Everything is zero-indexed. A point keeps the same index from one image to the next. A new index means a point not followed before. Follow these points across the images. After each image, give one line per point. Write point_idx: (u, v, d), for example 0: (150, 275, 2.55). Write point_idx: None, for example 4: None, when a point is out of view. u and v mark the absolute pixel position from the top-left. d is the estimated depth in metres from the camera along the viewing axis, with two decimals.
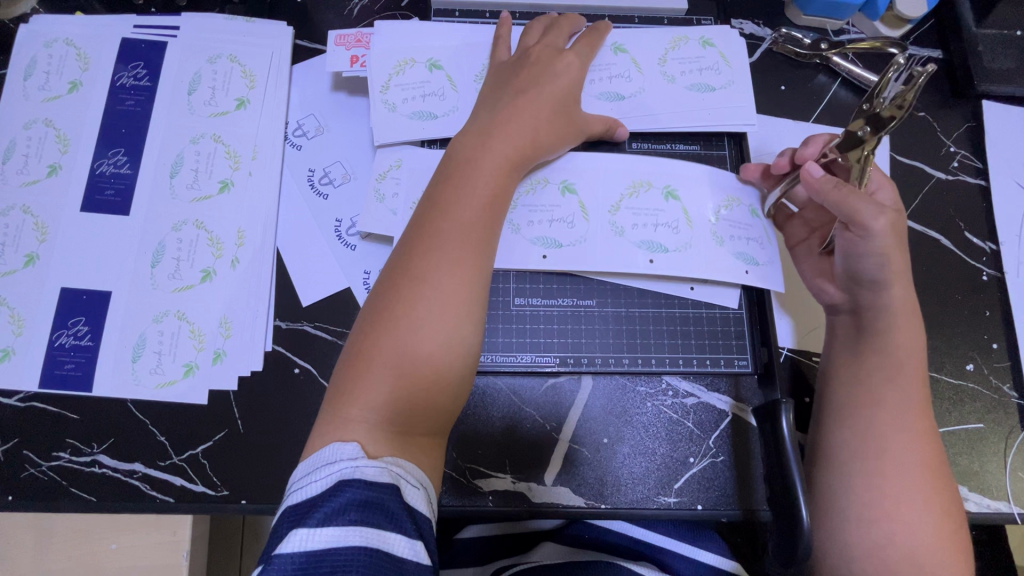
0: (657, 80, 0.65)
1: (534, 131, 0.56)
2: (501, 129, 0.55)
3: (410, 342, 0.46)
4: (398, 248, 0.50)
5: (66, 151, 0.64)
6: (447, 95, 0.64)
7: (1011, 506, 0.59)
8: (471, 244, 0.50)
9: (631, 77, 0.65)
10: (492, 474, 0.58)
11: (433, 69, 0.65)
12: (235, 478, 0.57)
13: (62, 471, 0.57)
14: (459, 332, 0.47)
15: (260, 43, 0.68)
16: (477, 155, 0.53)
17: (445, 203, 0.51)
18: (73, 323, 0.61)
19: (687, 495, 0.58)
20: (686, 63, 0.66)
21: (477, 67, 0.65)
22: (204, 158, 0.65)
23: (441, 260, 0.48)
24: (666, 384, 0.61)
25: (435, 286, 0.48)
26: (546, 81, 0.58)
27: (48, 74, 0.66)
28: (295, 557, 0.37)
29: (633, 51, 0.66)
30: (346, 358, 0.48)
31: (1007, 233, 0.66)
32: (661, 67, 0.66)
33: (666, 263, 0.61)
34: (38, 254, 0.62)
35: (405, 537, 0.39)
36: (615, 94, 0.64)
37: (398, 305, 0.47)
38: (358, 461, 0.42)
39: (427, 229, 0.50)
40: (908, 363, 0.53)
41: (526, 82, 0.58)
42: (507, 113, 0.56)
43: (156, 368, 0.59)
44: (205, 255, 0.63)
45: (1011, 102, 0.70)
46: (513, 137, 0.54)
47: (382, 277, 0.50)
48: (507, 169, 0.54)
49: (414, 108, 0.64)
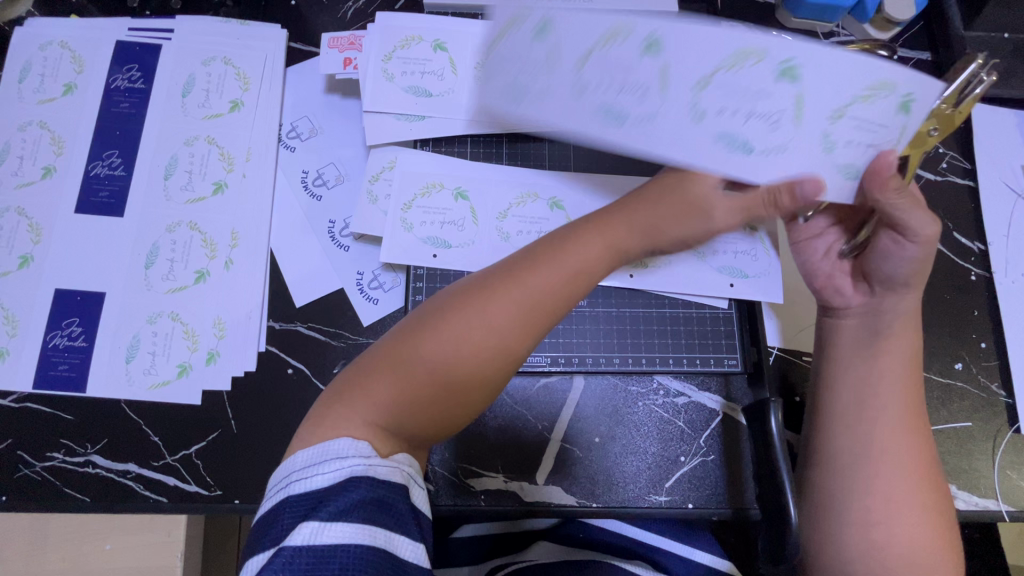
0: (812, 146, 0.43)
1: (630, 241, 0.45)
2: (617, 223, 0.45)
3: (440, 360, 0.42)
4: (486, 273, 0.45)
5: (61, 153, 0.65)
6: (648, 97, 0.42)
7: (1000, 504, 0.59)
8: (537, 320, 0.43)
9: (779, 122, 0.41)
10: (485, 473, 0.59)
11: (649, 52, 0.39)
12: (228, 479, 0.57)
13: (56, 471, 0.57)
14: (481, 377, 0.43)
15: (254, 46, 0.68)
16: (584, 230, 0.45)
17: (543, 263, 0.43)
18: (67, 324, 0.61)
19: (678, 494, 0.58)
20: (862, 129, 0.42)
21: (698, 73, 0.40)
22: (198, 160, 0.65)
23: (509, 319, 0.42)
24: (657, 383, 0.61)
25: (491, 338, 0.42)
26: (696, 221, 0.45)
27: (44, 77, 0.66)
28: (305, 551, 0.37)
29: (678, 44, 0.39)
30: (385, 340, 0.45)
31: (995, 233, 0.66)
32: (825, 128, 0.42)
33: (644, 279, 0.62)
34: (33, 255, 0.62)
35: (409, 539, 0.40)
36: (743, 143, 0.43)
37: (447, 333, 0.42)
38: (370, 459, 0.40)
39: (515, 274, 0.43)
40: (907, 368, 0.50)
41: (673, 218, 0.45)
42: (656, 216, 0.45)
43: (149, 369, 0.60)
44: (199, 256, 0.63)
45: (999, 104, 0.70)
46: (617, 241, 0.44)
47: (436, 295, 0.46)
48: (607, 260, 0.44)
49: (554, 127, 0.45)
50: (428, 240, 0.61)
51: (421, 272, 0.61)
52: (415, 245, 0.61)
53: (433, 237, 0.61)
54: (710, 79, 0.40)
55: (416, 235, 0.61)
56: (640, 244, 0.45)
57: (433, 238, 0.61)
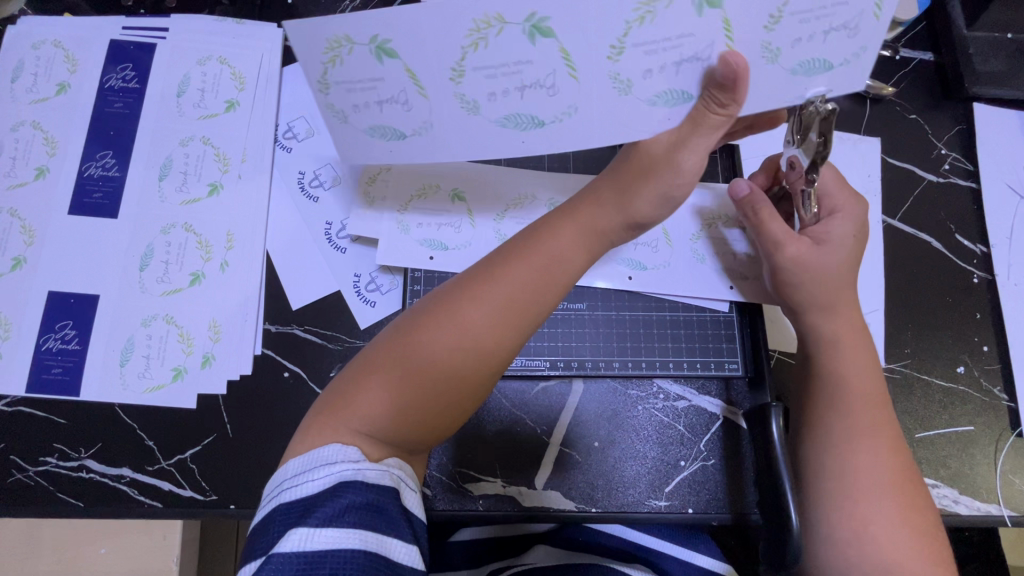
0: (754, 57, 0.43)
1: (604, 217, 0.48)
2: (582, 209, 0.48)
3: (423, 359, 0.43)
4: (455, 280, 0.47)
5: (54, 154, 0.64)
6: (561, 89, 0.45)
7: (1002, 509, 0.59)
8: (517, 311, 0.45)
9: (710, 58, 0.43)
10: (483, 478, 0.58)
11: (538, 38, 0.41)
12: (223, 483, 0.56)
13: (49, 475, 0.57)
14: (472, 373, 0.44)
15: (250, 46, 0.67)
16: (554, 221, 0.48)
17: (515, 258, 0.46)
18: (60, 327, 0.60)
19: (678, 499, 0.58)
20: (808, 23, 0.42)
21: (612, 39, 0.42)
22: (193, 160, 0.64)
23: (488, 312, 0.44)
24: (656, 387, 0.61)
25: (472, 331, 0.44)
26: (662, 171, 0.47)
27: (36, 76, 0.66)
28: (296, 557, 0.36)
29: (565, 34, 0.41)
30: (364, 355, 0.46)
31: (998, 235, 0.66)
32: (765, 36, 0.42)
33: (642, 281, 0.62)
34: (26, 257, 0.61)
35: (403, 542, 0.39)
36: (680, 95, 0.45)
37: (426, 332, 0.44)
38: (359, 463, 0.40)
39: (489, 273, 0.46)
40: (866, 378, 0.50)
41: (638, 180, 0.47)
42: (620, 182, 0.48)
43: (144, 373, 0.59)
44: (194, 258, 0.62)
45: (1003, 105, 0.69)
46: (588, 219, 0.48)
47: (415, 304, 0.47)
48: (582, 243, 0.48)
49: (503, 112, 0.46)
50: (373, 133, 0.48)
51: (418, 274, 0.60)
52: (360, 140, 0.48)
53: (380, 127, 0.47)
54: (626, 39, 0.42)
55: (357, 126, 0.47)
56: (612, 216, 0.48)
57: (378, 129, 0.47)
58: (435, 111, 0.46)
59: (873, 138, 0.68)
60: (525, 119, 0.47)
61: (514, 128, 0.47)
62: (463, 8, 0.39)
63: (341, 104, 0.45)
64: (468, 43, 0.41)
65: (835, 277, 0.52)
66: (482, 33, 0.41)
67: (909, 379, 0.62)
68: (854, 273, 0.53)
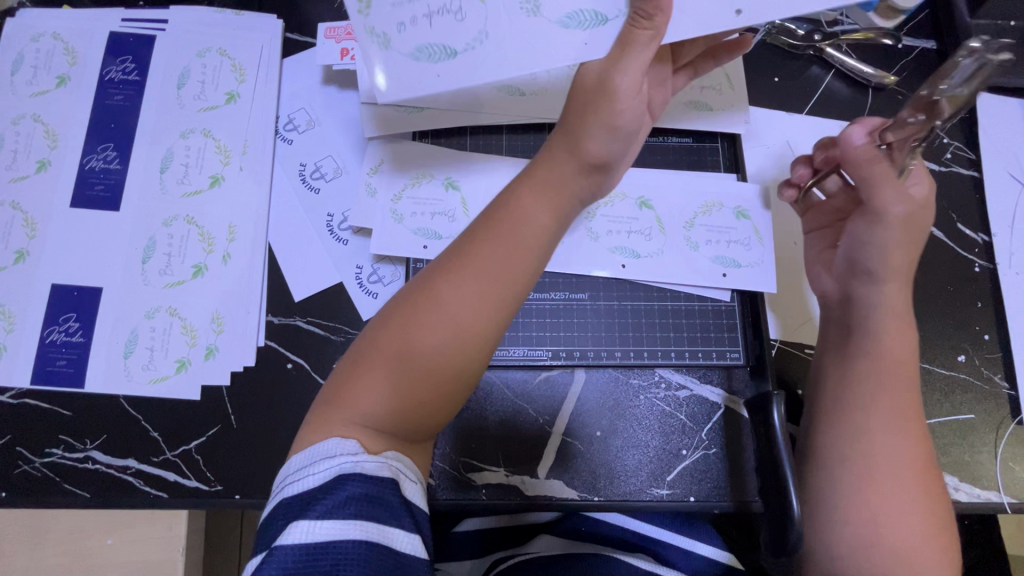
0: None
1: (559, 169, 0.45)
2: (541, 173, 0.45)
3: (404, 345, 0.43)
4: (428, 268, 0.46)
5: (55, 147, 0.64)
6: (467, 12, 0.43)
7: (1002, 497, 0.59)
8: (488, 286, 0.43)
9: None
10: (486, 467, 0.58)
11: None
12: (228, 474, 0.57)
13: (55, 467, 0.57)
14: (468, 363, 0.44)
15: (250, 37, 0.67)
16: (512, 188, 0.46)
17: (474, 238, 0.44)
18: (65, 319, 0.60)
19: (680, 487, 0.58)
20: None
21: None
22: (194, 153, 0.64)
23: (460, 292, 0.43)
24: (658, 376, 0.61)
25: (446, 312, 0.43)
26: (602, 105, 0.43)
27: (36, 69, 0.65)
28: (297, 549, 0.37)
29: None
30: (352, 354, 0.46)
31: (1000, 224, 0.66)
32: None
33: (636, 269, 0.62)
34: (29, 250, 0.62)
35: (403, 531, 0.39)
36: (593, 14, 0.43)
37: (405, 320, 0.44)
38: (358, 455, 0.41)
39: (459, 255, 0.44)
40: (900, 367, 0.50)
41: (582, 118, 0.44)
42: (567, 128, 0.45)
43: (148, 364, 0.59)
44: (196, 250, 0.62)
45: (1007, 93, 0.69)
46: (539, 174, 0.45)
47: (408, 285, 0.46)
48: (541, 198, 0.44)
49: (566, 8, 0.43)
50: (420, 57, 0.44)
51: (420, 266, 0.60)
52: (401, 68, 0.43)
53: (427, 46, 0.43)
54: None
55: (398, 52, 0.43)
56: (566, 164, 0.44)
57: (424, 50, 0.43)
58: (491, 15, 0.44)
59: None
60: (587, 16, 0.43)
61: (473, 52, 0.44)
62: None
63: (386, 24, 0.43)
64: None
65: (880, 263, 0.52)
66: None
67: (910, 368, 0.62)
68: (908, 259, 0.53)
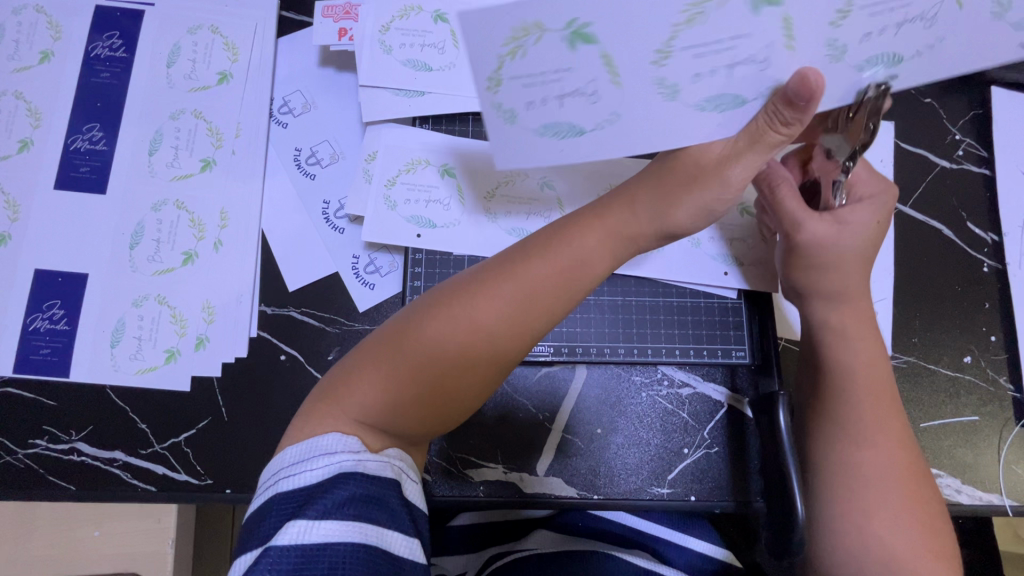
0: (976, 15, 0.37)
1: (637, 223, 0.46)
2: (615, 213, 0.46)
3: (430, 347, 0.41)
4: (469, 272, 0.45)
5: (38, 125, 0.61)
6: (604, 95, 0.39)
7: (1003, 499, 0.59)
8: (529, 307, 0.42)
9: (935, 19, 0.37)
10: (484, 464, 0.57)
11: (761, 9, 0.34)
12: (219, 467, 0.55)
13: (39, 458, 0.55)
14: (488, 376, 0.43)
15: (244, 14, 0.64)
16: (586, 222, 0.46)
17: (537, 259, 0.44)
18: (48, 306, 0.58)
19: (681, 487, 0.57)
20: (881, 17, 0.36)
21: (837, 6, 0.35)
22: (184, 134, 0.62)
23: (501, 306, 0.42)
24: (661, 374, 0.60)
25: (483, 324, 0.41)
26: (709, 184, 0.44)
27: (18, 43, 0.62)
28: (292, 550, 0.35)
29: (613, 38, 0.35)
30: (372, 340, 0.44)
31: (1010, 223, 0.65)
32: (831, 32, 0.36)
33: (637, 264, 0.61)
34: (11, 234, 0.59)
35: (402, 535, 0.38)
36: (733, 97, 0.40)
37: (437, 321, 0.42)
38: (359, 454, 0.39)
39: (506, 264, 0.43)
40: (868, 371, 0.49)
41: (682, 187, 0.45)
42: (662, 187, 0.46)
43: (136, 354, 0.57)
44: (186, 237, 0.60)
45: (1021, 90, 0.67)
46: (622, 223, 0.46)
47: (443, 284, 0.45)
48: (615, 247, 0.46)
49: (703, 91, 0.39)
50: (544, 132, 0.41)
51: (419, 256, 0.58)
52: (527, 139, 0.41)
53: (556, 122, 0.40)
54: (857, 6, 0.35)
55: (524, 126, 0.40)
56: (648, 226, 0.46)
57: (551, 128, 0.40)
58: (628, 99, 0.39)
59: (886, 121, 0.67)
60: (727, 98, 0.40)
61: (599, 128, 0.41)
62: (508, 7, 0.32)
63: (514, 103, 0.38)
64: (506, 52, 0.35)
65: (849, 266, 0.50)
66: (519, 42, 0.34)
67: (916, 369, 0.61)
68: (865, 264, 0.51)
